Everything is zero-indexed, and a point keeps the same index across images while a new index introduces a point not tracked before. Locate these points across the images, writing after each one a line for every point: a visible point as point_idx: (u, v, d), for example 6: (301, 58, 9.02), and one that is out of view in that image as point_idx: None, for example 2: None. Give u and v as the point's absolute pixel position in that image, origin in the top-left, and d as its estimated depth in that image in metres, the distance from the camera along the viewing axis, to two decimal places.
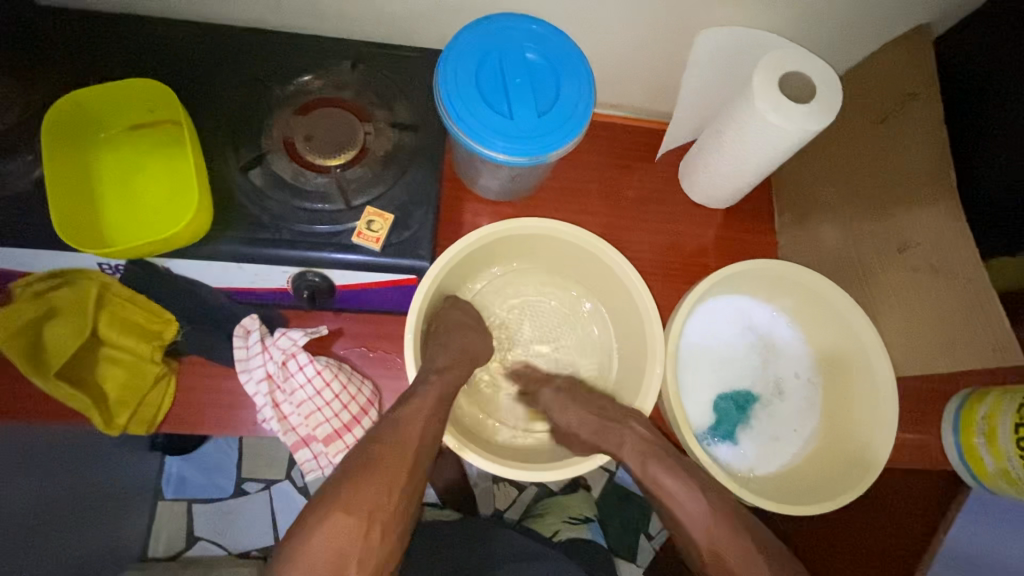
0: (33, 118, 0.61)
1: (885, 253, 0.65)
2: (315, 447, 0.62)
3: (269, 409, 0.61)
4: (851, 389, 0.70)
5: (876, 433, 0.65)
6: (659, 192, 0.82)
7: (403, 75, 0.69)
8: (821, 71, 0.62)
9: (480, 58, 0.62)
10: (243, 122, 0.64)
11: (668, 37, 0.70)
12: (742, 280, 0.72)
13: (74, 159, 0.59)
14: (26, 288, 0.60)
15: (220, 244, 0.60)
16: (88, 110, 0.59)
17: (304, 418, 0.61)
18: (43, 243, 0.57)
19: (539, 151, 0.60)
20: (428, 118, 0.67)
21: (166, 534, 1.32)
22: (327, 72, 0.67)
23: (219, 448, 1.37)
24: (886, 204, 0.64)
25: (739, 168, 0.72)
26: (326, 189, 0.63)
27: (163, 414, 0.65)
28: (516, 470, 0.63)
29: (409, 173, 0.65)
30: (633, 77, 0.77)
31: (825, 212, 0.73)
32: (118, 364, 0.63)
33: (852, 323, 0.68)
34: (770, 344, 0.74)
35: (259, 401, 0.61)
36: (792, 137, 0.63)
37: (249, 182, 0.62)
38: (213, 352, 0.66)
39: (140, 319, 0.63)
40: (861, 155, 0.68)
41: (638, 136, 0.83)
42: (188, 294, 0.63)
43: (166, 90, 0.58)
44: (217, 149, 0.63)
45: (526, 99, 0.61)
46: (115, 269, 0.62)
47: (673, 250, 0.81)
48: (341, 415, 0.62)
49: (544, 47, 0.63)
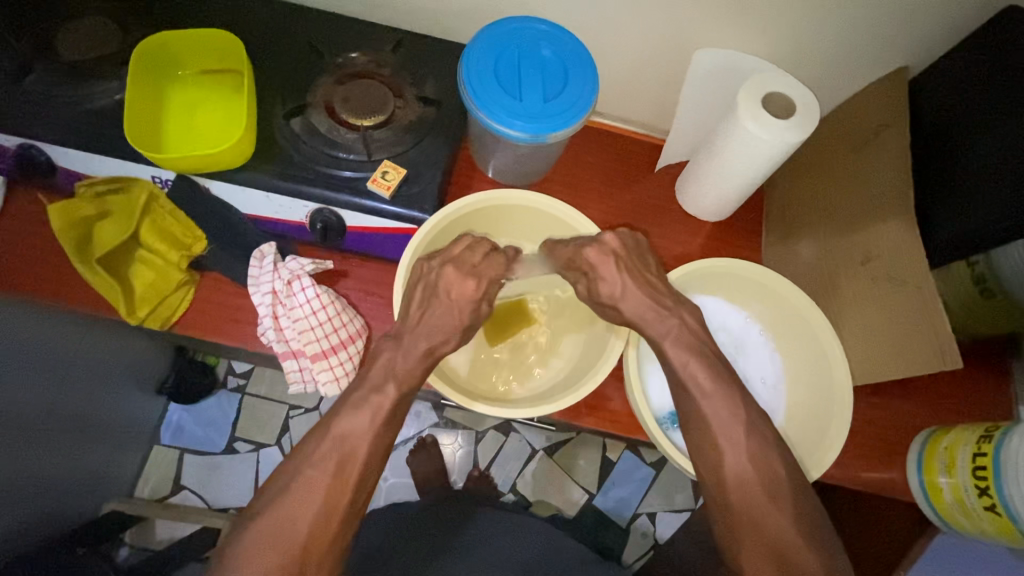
0: (124, 54, 0.73)
1: (851, 266, 0.70)
2: (302, 360, 0.69)
3: (269, 321, 0.69)
4: (813, 396, 0.73)
5: (829, 435, 0.69)
6: (655, 199, 0.89)
7: (437, 61, 0.79)
8: (802, 95, 0.69)
9: (502, 49, 0.71)
10: (294, 80, 0.75)
11: (672, 56, 0.79)
12: (718, 280, 0.78)
13: (150, 87, 0.70)
14: (88, 188, 0.70)
15: (255, 173, 0.69)
16: (169, 50, 0.71)
17: (297, 333, 0.69)
18: (111, 150, 0.68)
19: (540, 131, 0.69)
20: (452, 98, 0.77)
21: (155, 478, 1.38)
22: (371, 50, 0.78)
23: (219, 405, 1.44)
24: (855, 221, 0.70)
25: (725, 180, 0.78)
26: (353, 143, 0.72)
27: (179, 315, 0.73)
28: (478, 403, 0.69)
29: (427, 140, 0.74)
30: (640, 92, 0.86)
31: (803, 231, 0.78)
32: (149, 265, 0.72)
33: (820, 334, 0.72)
34: (740, 347, 0.79)
35: (263, 312, 0.69)
36: (768, 151, 0.70)
37: (290, 128, 0.72)
38: (231, 271, 0.74)
39: (175, 230, 0.72)
40: (838, 177, 0.74)
41: (642, 148, 0.91)
42: (220, 216, 0.73)
43: (236, 41, 0.69)
44: (268, 99, 0.73)
45: (537, 89, 0.70)
46: (164, 184, 0.72)
47: (661, 252, 0.86)
48: (330, 337, 0.69)
49: (559, 47, 0.72)
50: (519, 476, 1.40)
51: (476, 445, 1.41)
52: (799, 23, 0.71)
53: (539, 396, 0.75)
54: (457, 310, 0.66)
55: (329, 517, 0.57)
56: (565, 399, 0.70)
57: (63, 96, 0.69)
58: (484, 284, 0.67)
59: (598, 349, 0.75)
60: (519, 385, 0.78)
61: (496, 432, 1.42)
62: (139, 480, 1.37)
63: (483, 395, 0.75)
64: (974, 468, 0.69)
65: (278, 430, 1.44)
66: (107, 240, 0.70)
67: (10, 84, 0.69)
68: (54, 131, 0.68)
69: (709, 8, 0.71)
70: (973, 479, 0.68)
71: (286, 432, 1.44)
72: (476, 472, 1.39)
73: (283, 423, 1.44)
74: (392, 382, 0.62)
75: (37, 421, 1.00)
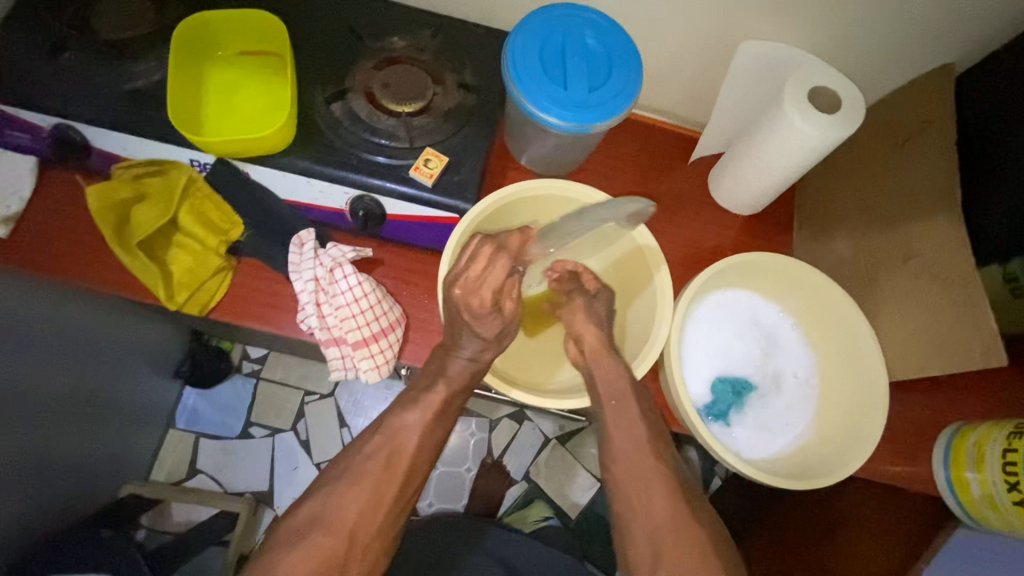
0: (161, 33, 0.71)
1: (891, 263, 0.70)
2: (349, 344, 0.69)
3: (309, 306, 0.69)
4: (848, 389, 0.74)
5: (865, 430, 0.69)
6: (688, 191, 0.88)
7: (476, 48, 0.78)
8: (848, 90, 0.69)
9: (546, 36, 0.70)
10: (333, 63, 0.74)
11: (713, 47, 0.78)
12: (753, 274, 0.78)
13: (190, 68, 0.70)
14: (126, 171, 0.70)
15: (296, 158, 0.68)
16: (209, 31, 0.70)
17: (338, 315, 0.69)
18: (151, 131, 0.67)
19: (585, 120, 0.69)
20: (491, 85, 0.76)
21: (171, 462, 1.38)
22: (410, 35, 0.77)
23: (235, 389, 1.44)
24: (896, 217, 0.70)
25: (764, 173, 0.78)
26: (393, 129, 0.71)
27: (217, 301, 0.73)
28: (520, 392, 0.69)
29: (466, 128, 0.74)
30: (677, 84, 0.85)
31: (838, 227, 0.79)
32: (187, 250, 0.71)
33: (855, 329, 0.72)
34: (773, 341, 0.79)
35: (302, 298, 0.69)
36: (812, 145, 0.70)
37: (330, 113, 0.71)
38: (269, 257, 0.73)
39: (213, 215, 0.72)
40: (876, 173, 0.74)
41: (677, 139, 0.90)
42: (260, 200, 0.72)
43: (280, 23, 0.69)
44: (307, 82, 0.72)
45: (581, 78, 0.70)
46: (203, 168, 0.71)
47: (694, 246, 0.86)
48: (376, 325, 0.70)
49: (603, 36, 0.71)
50: (532, 464, 1.41)
51: (491, 433, 1.42)
52: (846, 17, 0.71)
53: None
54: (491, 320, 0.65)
55: (373, 508, 0.63)
56: None
57: (102, 76, 0.69)
58: (491, 290, 0.64)
59: (637, 342, 0.74)
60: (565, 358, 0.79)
61: (511, 420, 1.43)
62: (155, 463, 1.38)
63: (522, 382, 0.75)
64: (1004, 464, 0.69)
65: (294, 415, 1.44)
66: (144, 224, 0.69)
67: (48, 65, 0.69)
68: (94, 112, 0.67)
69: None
70: (1002, 474, 0.69)
71: (301, 418, 1.44)
72: (491, 459, 1.40)
73: (298, 408, 1.44)
74: (436, 396, 0.68)
75: (59, 404, 1.01)
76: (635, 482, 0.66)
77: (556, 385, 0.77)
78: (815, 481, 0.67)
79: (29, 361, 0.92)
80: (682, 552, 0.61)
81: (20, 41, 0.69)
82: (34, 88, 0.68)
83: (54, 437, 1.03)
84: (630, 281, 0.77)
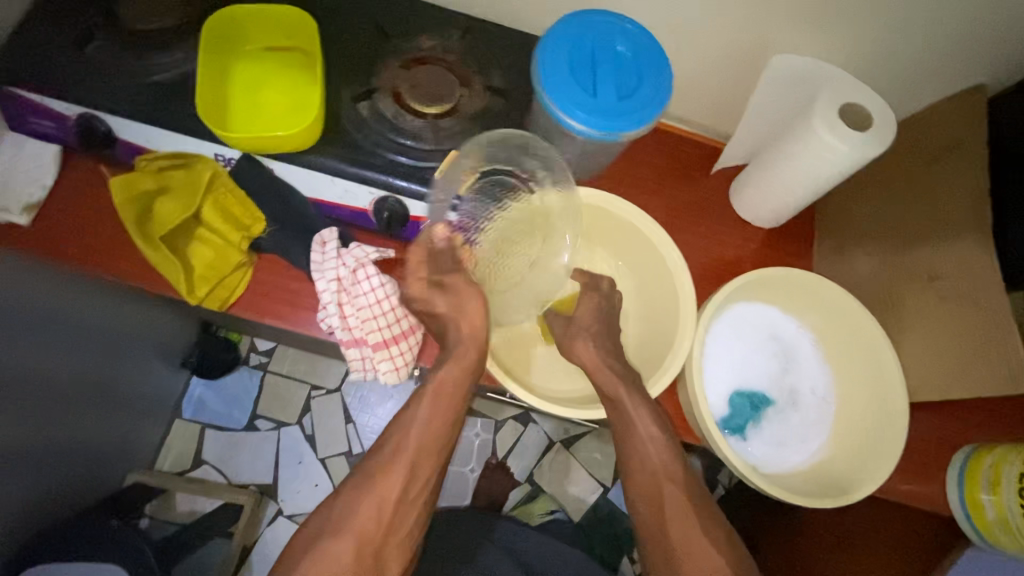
0: (187, 25, 0.71)
1: (916, 283, 0.70)
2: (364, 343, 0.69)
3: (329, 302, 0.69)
4: (867, 408, 0.73)
5: (883, 450, 0.69)
6: (710, 202, 0.88)
7: (505, 50, 0.77)
8: (879, 108, 0.68)
9: (578, 41, 0.69)
10: (360, 61, 0.73)
11: (743, 58, 0.77)
12: (775, 288, 0.77)
13: (217, 61, 0.69)
14: (147, 164, 0.70)
15: (321, 156, 0.68)
16: (238, 24, 0.69)
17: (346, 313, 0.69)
18: (177, 125, 0.67)
19: (613, 129, 0.68)
20: (518, 90, 0.76)
21: (176, 452, 1.38)
22: (437, 36, 0.76)
23: (242, 381, 1.43)
24: (922, 237, 0.70)
25: (789, 188, 0.77)
26: (419, 130, 0.71)
27: (236, 296, 0.72)
28: (534, 399, 0.70)
29: (492, 132, 0.73)
30: (703, 94, 0.84)
31: (862, 244, 0.79)
32: (208, 244, 0.71)
33: (877, 348, 0.72)
34: (792, 356, 0.79)
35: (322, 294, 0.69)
36: (841, 163, 0.69)
37: (357, 111, 0.71)
38: (289, 255, 0.73)
39: (234, 210, 0.71)
40: (903, 191, 0.74)
41: (700, 150, 0.89)
42: (283, 198, 0.72)
43: (311, 20, 0.69)
44: (334, 79, 0.72)
45: (612, 84, 0.69)
46: (227, 163, 0.71)
47: (714, 257, 0.86)
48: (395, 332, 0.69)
49: (634, 44, 0.70)
50: (536, 467, 1.41)
51: (496, 434, 1.42)
52: (882, 33, 0.70)
53: None
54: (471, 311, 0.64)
55: (390, 512, 0.63)
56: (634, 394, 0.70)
57: (130, 68, 0.68)
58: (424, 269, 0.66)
59: (657, 353, 0.73)
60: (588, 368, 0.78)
61: (516, 422, 1.43)
62: (161, 452, 1.38)
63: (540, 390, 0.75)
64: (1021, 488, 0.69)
65: (300, 409, 1.44)
66: (168, 217, 0.69)
67: (76, 55, 0.68)
68: (121, 104, 0.67)
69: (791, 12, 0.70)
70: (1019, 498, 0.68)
71: (307, 413, 1.44)
72: (495, 460, 1.40)
73: (304, 402, 1.44)
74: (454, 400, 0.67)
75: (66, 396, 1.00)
76: (652, 494, 0.66)
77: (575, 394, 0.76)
78: (831, 500, 0.67)
79: (40, 348, 0.91)
80: (692, 564, 0.62)
81: (47, 29, 0.69)
82: (61, 78, 0.67)
83: (62, 424, 1.02)
84: (651, 289, 0.78)
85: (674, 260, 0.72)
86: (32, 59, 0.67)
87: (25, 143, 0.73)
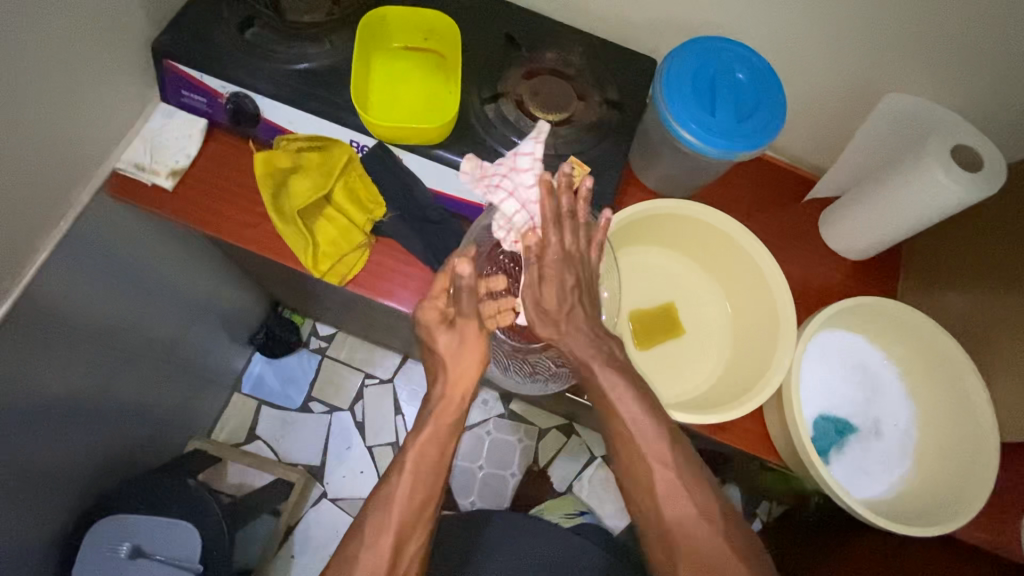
0: (337, 20, 0.76)
1: (1013, 326, 0.71)
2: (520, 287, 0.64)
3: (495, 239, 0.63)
4: (953, 444, 0.74)
5: (972, 488, 0.69)
6: (800, 229, 0.89)
7: (619, 68, 0.82)
8: (991, 151, 0.70)
9: (700, 63, 0.73)
10: (488, 66, 0.78)
11: (853, 92, 0.80)
12: (865, 318, 0.79)
13: (363, 57, 0.75)
14: (288, 144, 0.76)
15: (450, 150, 0.73)
16: (386, 24, 0.76)
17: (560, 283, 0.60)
18: (324, 110, 0.73)
19: (729, 149, 0.71)
20: (632, 105, 0.80)
21: (232, 424, 1.35)
22: (559, 49, 0.81)
23: (302, 362, 1.40)
24: (1016, 281, 0.72)
25: (887, 222, 0.78)
26: (540, 135, 0.75)
27: (353, 274, 0.77)
28: None
29: (606, 142, 0.77)
30: (804, 125, 0.87)
31: (953, 283, 0.80)
32: (333, 224, 0.76)
33: (968, 386, 0.73)
34: (876, 386, 0.80)
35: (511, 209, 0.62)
36: (947, 202, 0.71)
37: (484, 113, 0.75)
38: (404, 240, 0.78)
39: (362, 195, 0.77)
40: (1002, 231, 0.75)
41: (792, 178, 0.91)
42: (404, 185, 0.76)
43: (453, 27, 0.75)
44: (464, 81, 0.77)
45: (729, 107, 0.72)
46: (359, 149, 0.77)
47: (802, 283, 0.86)
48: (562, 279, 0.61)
49: (752, 71, 0.73)
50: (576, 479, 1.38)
51: (538, 442, 1.40)
52: (997, 76, 0.72)
53: (709, 400, 0.76)
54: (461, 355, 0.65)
55: None
56: (749, 402, 0.70)
57: (280, 53, 0.74)
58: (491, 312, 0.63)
59: (754, 368, 0.75)
60: (691, 367, 0.80)
61: (558, 432, 1.40)
62: (217, 424, 1.35)
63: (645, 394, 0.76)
64: None
65: (353, 396, 1.40)
66: (303, 194, 0.75)
67: (233, 37, 0.74)
68: (272, 85, 0.73)
69: (907, 49, 0.73)
70: None
71: (359, 400, 1.40)
72: (535, 467, 1.38)
73: (358, 390, 1.40)
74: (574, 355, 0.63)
75: (158, 350, 1.04)
76: None
77: (677, 399, 0.77)
78: (918, 530, 0.68)
79: (138, 303, 0.94)
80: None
81: (214, 13, 0.75)
82: (218, 56, 0.73)
83: (141, 381, 1.04)
84: (746, 302, 0.80)
85: (780, 286, 0.74)
86: (194, 37, 0.74)
87: (176, 113, 0.80)
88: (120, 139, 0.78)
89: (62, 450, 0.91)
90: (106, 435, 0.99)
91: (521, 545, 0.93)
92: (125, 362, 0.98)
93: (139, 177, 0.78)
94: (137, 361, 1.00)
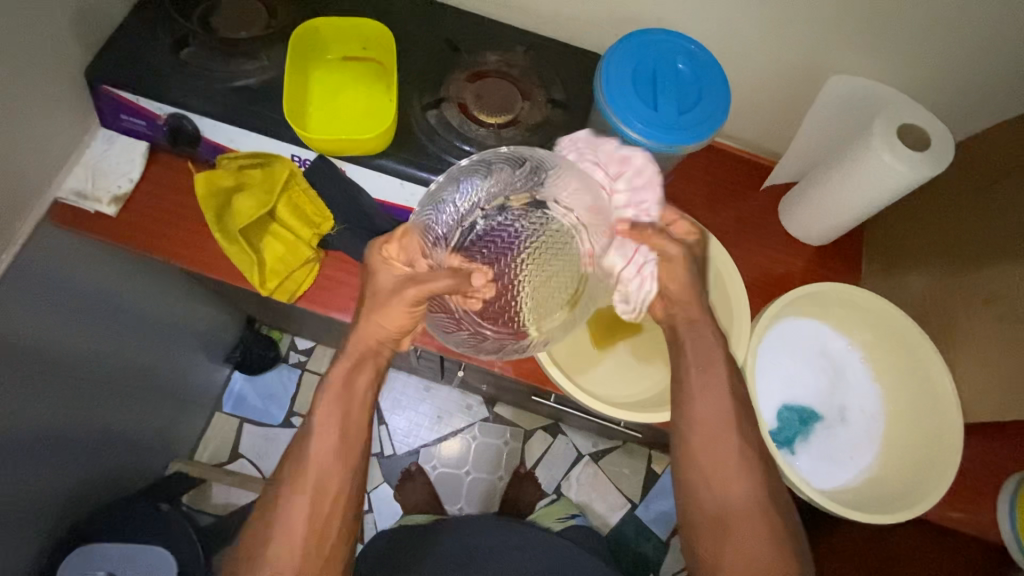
0: (270, 35, 0.75)
1: (972, 305, 0.70)
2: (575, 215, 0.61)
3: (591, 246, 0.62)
4: (920, 425, 0.73)
5: (936, 472, 0.68)
6: (760, 218, 0.87)
7: (566, 67, 0.81)
8: (938, 129, 0.69)
9: (639, 58, 0.72)
10: (429, 73, 0.77)
11: (802, 75, 0.79)
12: (827, 303, 0.78)
13: (300, 71, 0.75)
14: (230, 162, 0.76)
15: (392, 159, 0.72)
16: (321, 35, 0.75)
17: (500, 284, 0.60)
18: (261, 126, 0.72)
19: (672, 141, 0.70)
20: (579, 103, 0.79)
21: (214, 444, 1.31)
22: (503, 51, 0.80)
23: (282, 377, 1.36)
24: (973, 260, 0.71)
25: (842, 205, 0.77)
26: (483, 139, 0.74)
27: (303, 289, 0.77)
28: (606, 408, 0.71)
29: (553, 142, 0.76)
30: (758, 111, 0.86)
31: (915, 265, 0.79)
32: (281, 241, 0.76)
33: (929, 366, 0.73)
34: (841, 373, 0.79)
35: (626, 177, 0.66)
36: (897, 183, 0.69)
37: (426, 120, 0.75)
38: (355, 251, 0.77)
39: (308, 210, 0.77)
40: (957, 211, 0.74)
41: (749, 167, 0.90)
42: (353, 198, 0.76)
43: (388, 35, 0.75)
44: (404, 90, 0.76)
45: (670, 100, 0.71)
46: (302, 163, 0.76)
47: (763, 272, 0.85)
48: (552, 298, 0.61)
49: (693, 61, 0.73)
50: (564, 479, 1.35)
51: (524, 443, 1.37)
52: (942, 51, 0.71)
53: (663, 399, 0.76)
54: (389, 310, 0.56)
55: None
56: None
57: (216, 72, 0.73)
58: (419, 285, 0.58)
59: None
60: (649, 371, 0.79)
61: (544, 433, 1.38)
62: (199, 445, 1.31)
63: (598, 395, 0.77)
64: None
65: None
66: (245, 213, 0.75)
67: (169, 60, 0.73)
68: (207, 104, 0.72)
69: (851, 28, 0.72)
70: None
71: None
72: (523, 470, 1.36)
73: None
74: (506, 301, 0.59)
75: (126, 373, 1.02)
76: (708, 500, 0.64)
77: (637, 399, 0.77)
78: (884, 518, 0.67)
79: (98, 330, 0.91)
80: None
81: (146, 35, 0.74)
82: (156, 78, 0.73)
83: (111, 408, 1.02)
84: None
85: (732, 277, 0.74)
86: (130, 62, 0.73)
87: (117, 138, 0.80)
88: (62, 166, 0.77)
89: (28, 485, 0.89)
90: (75, 465, 0.98)
91: (500, 553, 0.91)
92: (90, 389, 0.95)
93: (82, 206, 0.77)
94: (104, 387, 0.97)
